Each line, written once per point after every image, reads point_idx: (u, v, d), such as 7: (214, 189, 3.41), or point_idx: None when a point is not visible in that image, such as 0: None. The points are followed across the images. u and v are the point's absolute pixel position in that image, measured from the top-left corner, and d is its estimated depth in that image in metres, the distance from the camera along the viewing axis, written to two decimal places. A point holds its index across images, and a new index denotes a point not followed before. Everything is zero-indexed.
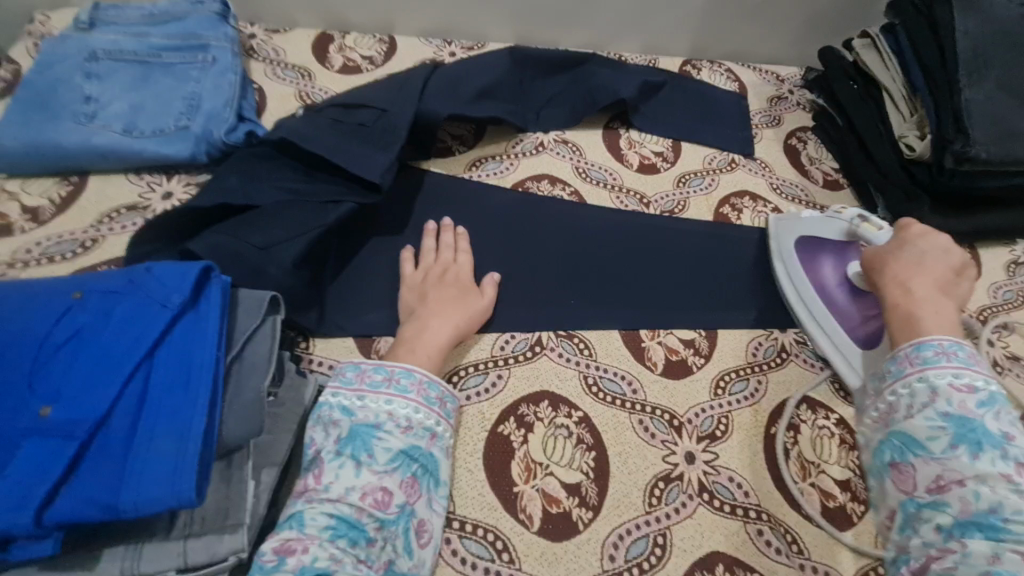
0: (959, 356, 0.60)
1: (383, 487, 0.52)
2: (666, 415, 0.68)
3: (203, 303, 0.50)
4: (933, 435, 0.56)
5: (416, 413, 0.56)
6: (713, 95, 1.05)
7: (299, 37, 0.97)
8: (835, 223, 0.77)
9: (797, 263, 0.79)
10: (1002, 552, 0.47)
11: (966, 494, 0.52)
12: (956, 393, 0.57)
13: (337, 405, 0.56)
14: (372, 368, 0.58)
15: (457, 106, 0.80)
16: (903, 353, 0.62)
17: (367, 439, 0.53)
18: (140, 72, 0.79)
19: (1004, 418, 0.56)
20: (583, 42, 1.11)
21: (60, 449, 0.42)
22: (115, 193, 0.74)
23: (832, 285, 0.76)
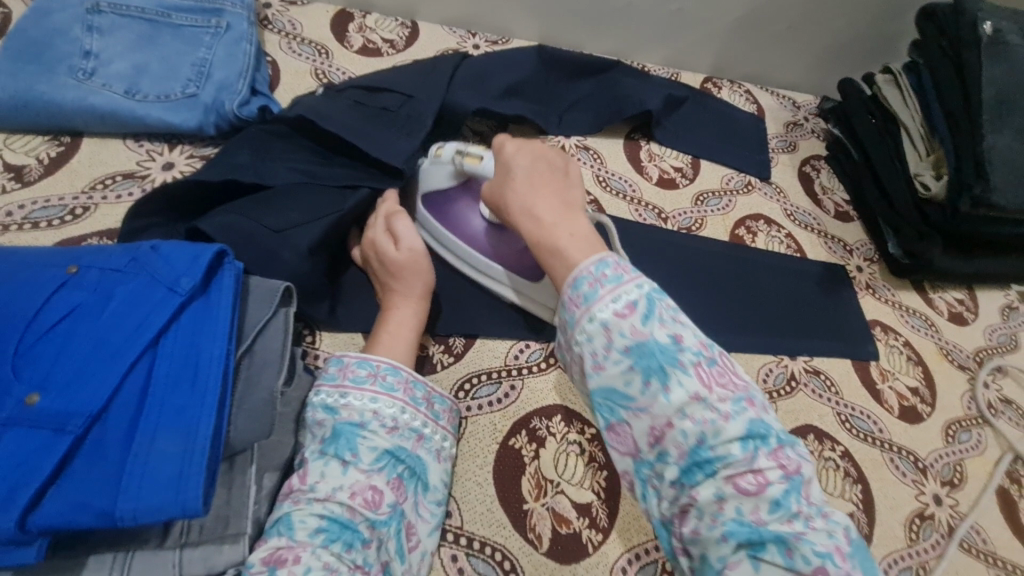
0: (611, 273, 0.51)
1: (372, 486, 0.47)
2: None
3: (215, 290, 0.46)
4: (628, 378, 0.48)
5: (402, 413, 0.51)
6: (732, 115, 1.05)
7: (317, 12, 0.92)
8: (440, 170, 0.67)
9: (440, 229, 0.69)
10: (723, 492, 0.45)
11: (682, 434, 0.46)
12: (622, 320, 0.49)
13: (321, 403, 0.51)
14: (355, 361, 0.52)
15: (485, 100, 0.77)
16: (565, 297, 0.51)
17: (352, 437, 0.48)
18: (147, 31, 0.73)
19: (668, 318, 0.50)
20: (607, 49, 1.09)
21: (50, 445, 0.37)
22: (111, 159, 0.68)
23: (480, 232, 0.67)
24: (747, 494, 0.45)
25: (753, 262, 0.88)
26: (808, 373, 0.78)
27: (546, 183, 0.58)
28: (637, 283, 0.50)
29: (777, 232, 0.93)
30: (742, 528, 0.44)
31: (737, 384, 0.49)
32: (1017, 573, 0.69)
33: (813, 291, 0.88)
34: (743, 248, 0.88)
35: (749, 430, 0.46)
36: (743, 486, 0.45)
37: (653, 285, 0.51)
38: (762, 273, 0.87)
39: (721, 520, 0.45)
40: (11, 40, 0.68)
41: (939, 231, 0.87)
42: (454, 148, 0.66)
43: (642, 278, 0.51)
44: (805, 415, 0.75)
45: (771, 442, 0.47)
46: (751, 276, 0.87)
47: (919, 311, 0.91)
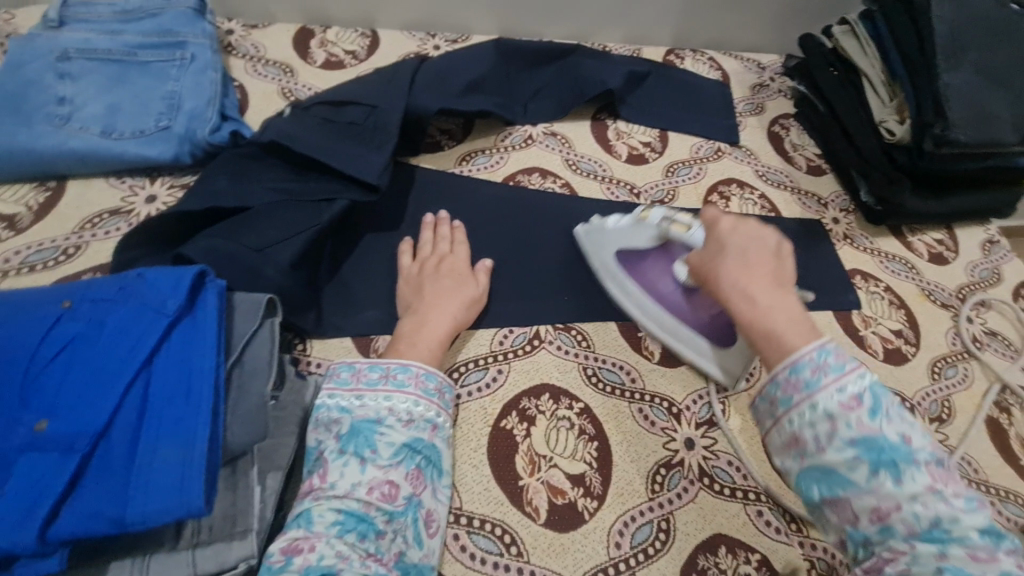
0: (830, 362, 0.51)
1: (388, 480, 0.52)
2: (665, 402, 0.70)
3: (200, 308, 0.50)
4: (852, 465, 0.48)
5: (412, 405, 0.56)
6: (695, 85, 1.07)
7: (278, 33, 0.95)
8: (643, 231, 0.74)
9: (624, 277, 0.75)
10: (948, 550, 0.44)
11: (914, 515, 0.46)
12: (849, 412, 0.49)
13: (333, 404, 0.55)
14: (367, 366, 0.58)
15: (446, 99, 0.79)
16: (779, 376, 0.52)
17: (370, 435, 0.53)
18: (116, 72, 0.76)
19: (895, 414, 0.50)
20: (567, 34, 1.11)
21: (61, 464, 0.40)
22: (96, 198, 0.71)
23: (670, 292, 0.73)
24: (978, 562, 0.44)
25: None
26: None
27: (760, 267, 0.58)
28: (858, 374, 0.50)
29: (750, 194, 0.95)
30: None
31: (962, 483, 0.48)
32: (1009, 498, 0.71)
33: (791, 249, 0.89)
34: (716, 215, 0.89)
35: (985, 523, 0.46)
36: (975, 555, 0.44)
37: (875, 378, 0.51)
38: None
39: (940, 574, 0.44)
40: None
41: (908, 174, 0.88)
42: (663, 215, 0.73)
43: (862, 368, 0.51)
44: None
45: (1002, 538, 0.46)
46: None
47: (899, 256, 0.92)
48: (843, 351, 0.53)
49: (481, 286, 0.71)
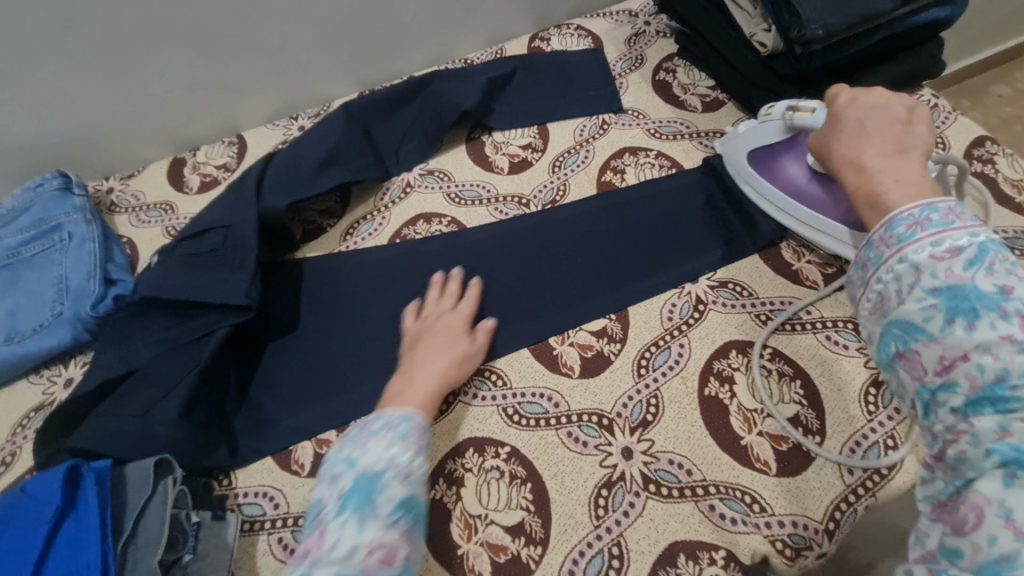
0: (936, 219, 0.40)
1: (389, 541, 0.51)
2: (594, 417, 0.66)
3: (81, 502, 0.52)
4: (928, 315, 0.37)
5: (397, 450, 0.57)
6: (566, 59, 1.00)
7: (154, 174, 0.98)
8: (773, 126, 0.76)
9: (761, 178, 0.79)
10: (1011, 424, 0.33)
11: (978, 367, 0.35)
12: (937, 261, 0.38)
13: (339, 459, 0.57)
14: (373, 419, 0.60)
15: (296, 193, 0.80)
16: (875, 236, 0.43)
17: (377, 488, 0.54)
18: (8, 276, 0.81)
19: (1004, 269, 0.37)
20: (427, 62, 1.08)
21: None
22: (22, 399, 0.76)
23: (801, 183, 0.75)
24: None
25: (631, 201, 0.84)
26: (713, 290, 0.74)
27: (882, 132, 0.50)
28: (971, 230, 0.39)
29: (646, 157, 0.89)
30: (1019, 453, 0.33)
31: None
32: None
33: (700, 203, 0.83)
34: (612, 194, 0.85)
35: None
36: None
37: (995, 237, 0.39)
38: (642, 207, 0.84)
39: (983, 441, 0.34)
40: None
41: (794, 82, 0.81)
42: (788, 105, 0.73)
43: (981, 227, 0.39)
44: (722, 335, 0.71)
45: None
46: (630, 216, 0.83)
47: None
48: (959, 208, 0.41)
49: (476, 347, 0.71)
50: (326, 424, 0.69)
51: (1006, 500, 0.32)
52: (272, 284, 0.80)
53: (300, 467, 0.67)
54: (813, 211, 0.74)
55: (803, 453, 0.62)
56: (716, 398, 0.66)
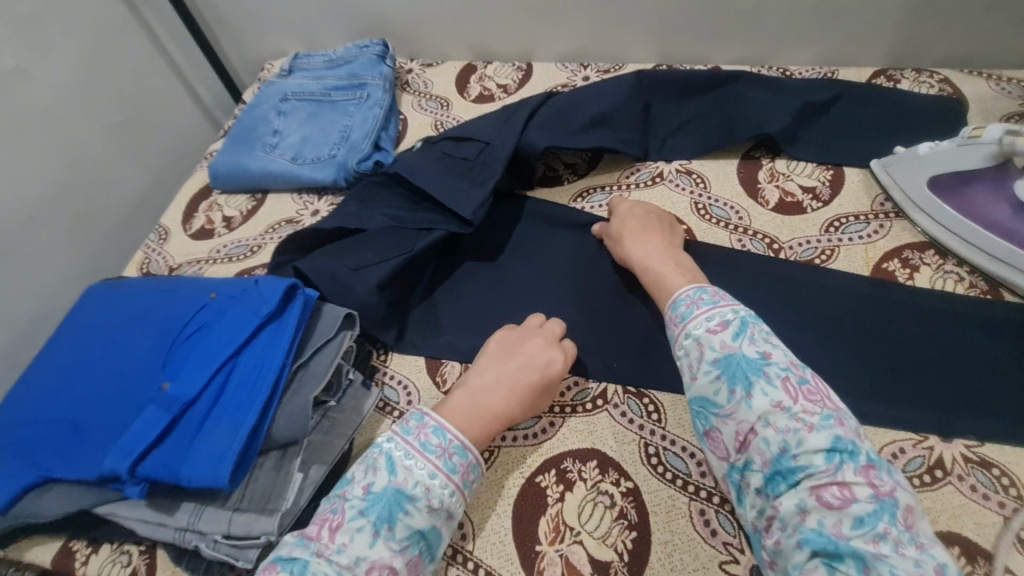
0: (706, 299, 0.57)
1: (392, 565, 0.49)
2: (738, 512, 0.57)
3: (286, 315, 0.61)
4: (717, 388, 0.52)
5: (434, 479, 0.53)
6: (913, 106, 0.82)
7: (446, 69, 1.06)
8: (976, 150, 0.67)
9: (949, 206, 0.69)
10: (805, 504, 0.46)
11: (765, 443, 0.48)
12: (714, 335, 0.54)
13: (385, 452, 0.54)
14: (431, 427, 0.55)
15: (557, 137, 0.79)
16: (670, 315, 0.59)
17: (394, 509, 0.51)
18: (315, 110, 0.96)
19: (760, 338, 0.53)
20: (741, 57, 0.97)
21: (160, 417, 0.54)
22: (281, 208, 0.91)
23: (1006, 217, 0.66)
24: (830, 508, 0.45)
25: (910, 306, 0.67)
26: (966, 462, 0.57)
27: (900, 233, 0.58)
28: (732, 307, 0.56)
29: (955, 267, 0.70)
30: (824, 540, 0.44)
31: (828, 403, 0.50)
32: None
33: (1003, 353, 0.63)
34: (890, 288, 0.68)
35: (836, 444, 0.47)
36: (828, 503, 0.45)
37: (750, 311, 0.55)
38: (922, 321, 0.66)
39: (800, 529, 0.45)
40: (234, 129, 0.97)
41: None
42: (1006, 129, 0.64)
43: (738, 304, 0.56)
44: (951, 522, 0.54)
45: (859, 460, 0.46)
46: (899, 322, 0.66)
47: None
48: (721, 291, 0.59)
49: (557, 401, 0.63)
50: None
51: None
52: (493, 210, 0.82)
53: (442, 381, 0.70)
54: (1023, 248, 0.65)
55: None
56: None
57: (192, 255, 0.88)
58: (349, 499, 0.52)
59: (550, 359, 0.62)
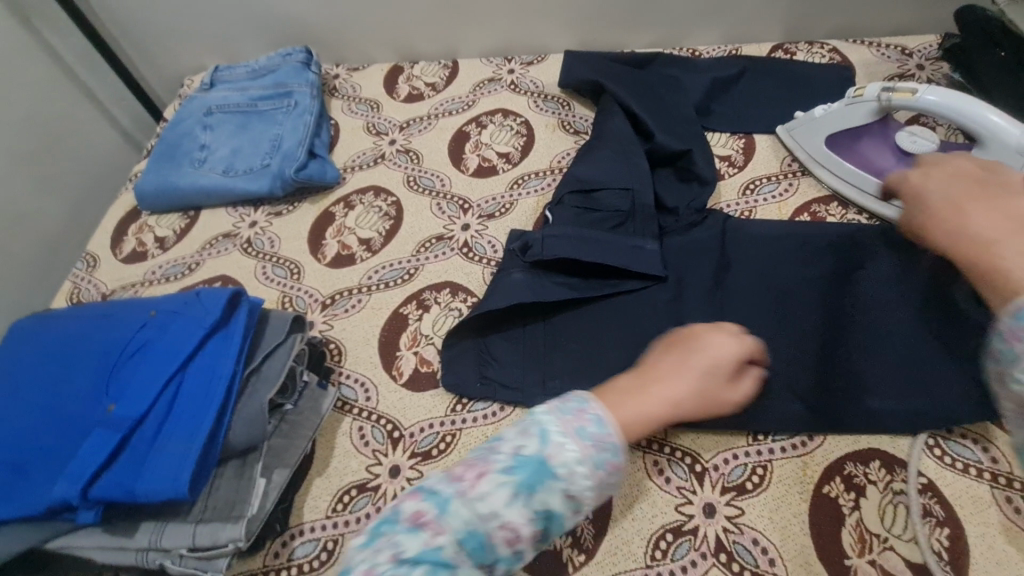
0: (583, 421, 0.42)
1: (519, 529, 0.39)
2: (687, 458, 0.61)
3: (232, 323, 0.61)
4: (477, 507, 0.38)
5: (583, 466, 0.40)
6: (808, 74, 0.90)
7: (374, 73, 1.07)
8: (860, 108, 0.74)
9: (843, 160, 0.77)
10: None
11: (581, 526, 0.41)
12: (550, 423, 0.41)
13: (540, 421, 0.41)
14: (595, 415, 0.42)
15: None
16: (571, 403, 0.43)
17: (541, 478, 0.39)
18: (242, 121, 0.95)
19: (576, 445, 0.40)
20: (653, 42, 1.03)
21: (108, 438, 0.53)
22: (217, 223, 0.89)
23: (891, 167, 0.74)
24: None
25: (828, 241, 0.70)
26: None
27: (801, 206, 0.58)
28: (566, 433, 0.41)
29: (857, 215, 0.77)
30: None
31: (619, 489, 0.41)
32: None
33: None
34: (806, 227, 0.72)
35: None
36: None
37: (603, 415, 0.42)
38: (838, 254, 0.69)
39: None
40: (159, 147, 0.94)
41: None
42: (882, 86, 0.71)
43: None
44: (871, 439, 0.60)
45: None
46: (815, 257, 0.70)
47: None
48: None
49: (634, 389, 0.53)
50: (434, 348, 0.73)
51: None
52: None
53: (398, 373, 0.71)
54: None
55: None
56: (833, 501, 0.57)
57: (126, 280, 0.85)
58: (494, 452, 0.40)
59: (731, 352, 0.50)
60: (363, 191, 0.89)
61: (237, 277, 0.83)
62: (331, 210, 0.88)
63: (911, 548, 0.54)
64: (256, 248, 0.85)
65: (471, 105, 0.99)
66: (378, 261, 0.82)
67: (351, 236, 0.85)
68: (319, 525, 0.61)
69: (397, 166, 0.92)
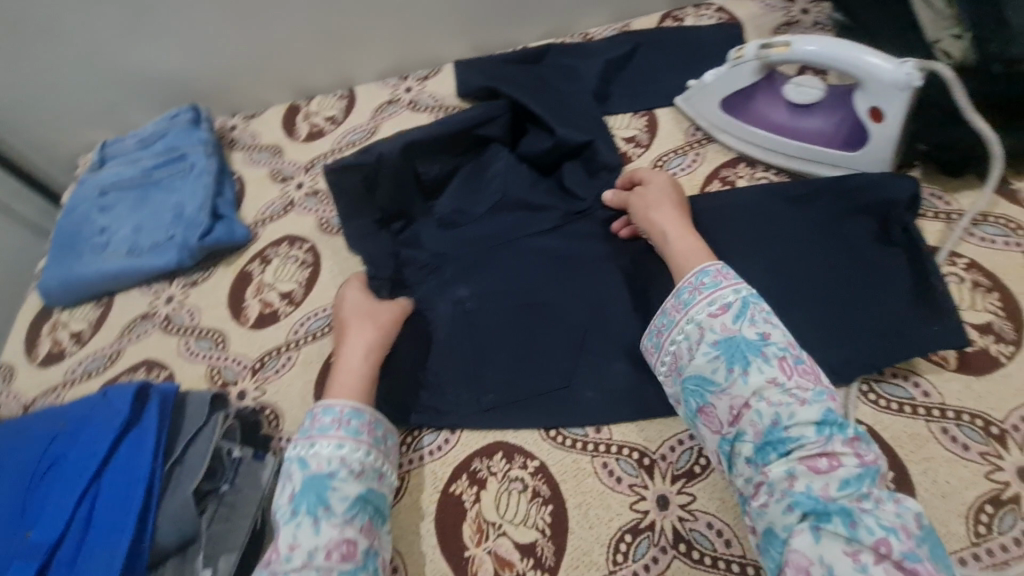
0: (352, 424, 0.59)
1: (346, 538, 0.53)
2: (635, 453, 0.61)
3: (145, 419, 0.58)
4: (715, 366, 0.54)
5: (344, 448, 0.57)
6: (698, 38, 0.90)
7: (271, 117, 1.04)
8: (744, 69, 0.73)
9: (740, 122, 0.77)
10: (794, 469, 0.49)
11: (758, 416, 0.51)
12: (715, 319, 0.56)
13: (294, 458, 0.58)
14: (321, 411, 0.60)
15: (401, 134, 0.77)
16: (314, 413, 0.60)
17: (321, 491, 0.54)
18: (139, 194, 0.91)
19: (761, 318, 0.55)
20: (545, 33, 1.02)
21: (26, 568, 0.51)
22: (132, 306, 0.86)
23: (785, 120, 0.74)
24: (819, 473, 0.48)
25: (738, 206, 0.70)
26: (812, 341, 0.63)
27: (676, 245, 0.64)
28: (733, 288, 0.57)
29: (765, 172, 0.77)
30: (815, 504, 0.47)
31: (819, 381, 0.53)
32: None
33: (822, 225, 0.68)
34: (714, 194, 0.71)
35: (825, 416, 0.50)
36: (816, 467, 0.49)
37: (751, 291, 0.57)
38: (749, 217, 0.69)
39: (790, 494, 0.48)
40: (56, 237, 0.90)
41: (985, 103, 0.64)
42: (759, 44, 0.71)
43: (739, 283, 0.57)
44: None
45: (847, 432, 0.50)
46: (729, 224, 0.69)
47: (996, 213, 0.67)
48: (726, 269, 0.59)
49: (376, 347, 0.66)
50: None
51: (824, 557, 0.45)
52: None
53: None
54: (806, 142, 0.73)
55: None
56: None
57: (46, 384, 0.81)
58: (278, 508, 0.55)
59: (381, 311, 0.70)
60: (277, 244, 0.87)
61: (161, 359, 0.79)
62: (248, 269, 0.85)
63: None
64: (177, 324, 0.82)
65: (373, 132, 0.96)
66: (302, 313, 0.79)
67: (271, 292, 0.82)
68: None
69: (308, 210, 0.89)
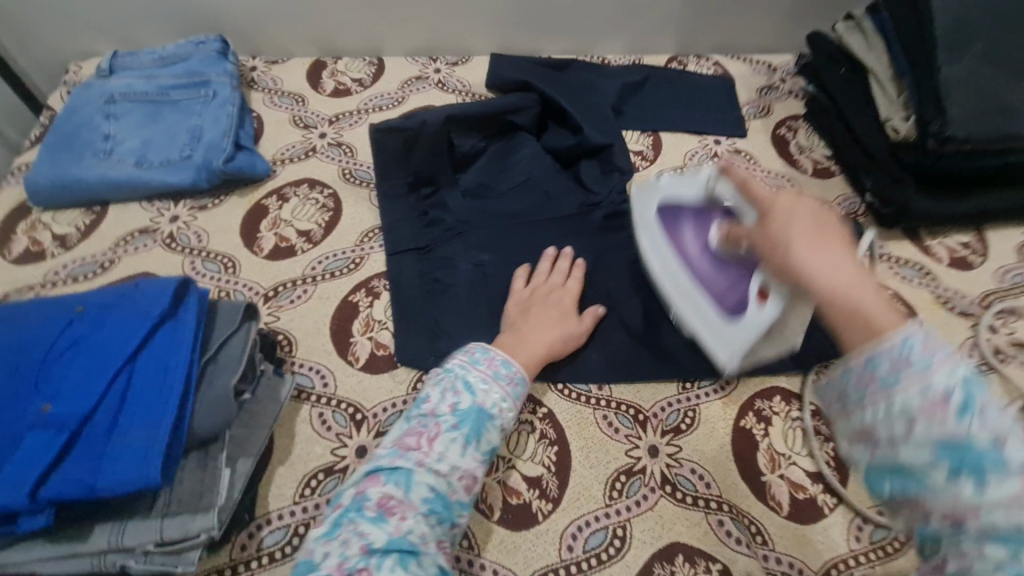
0: (501, 370, 0.63)
1: (474, 473, 0.57)
2: (631, 409, 0.70)
3: (182, 312, 0.58)
4: (929, 459, 0.35)
5: (506, 403, 0.61)
6: (698, 82, 1.06)
7: (295, 66, 1.05)
8: (693, 182, 0.75)
9: (663, 237, 0.76)
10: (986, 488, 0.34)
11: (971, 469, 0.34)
12: (914, 386, 0.37)
13: (462, 376, 0.62)
14: (500, 359, 0.64)
15: (446, 108, 0.87)
16: (491, 354, 0.64)
17: (481, 422, 0.59)
18: (152, 110, 0.88)
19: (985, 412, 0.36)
20: (567, 49, 1.13)
21: (53, 439, 0.49)
22: (130, 219, 0.82)
23: (695, 252, 0.73)
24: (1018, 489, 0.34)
25: None
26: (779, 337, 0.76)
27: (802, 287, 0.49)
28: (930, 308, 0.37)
29: None
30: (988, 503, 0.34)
31: None
32: None
33: None
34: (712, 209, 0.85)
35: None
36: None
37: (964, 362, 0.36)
38: None
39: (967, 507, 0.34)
40: (50, 136, 0.84)
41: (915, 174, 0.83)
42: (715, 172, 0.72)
43: (944, 338, 0.37)
44: (774, 378, 0.73)
45: None
46: None
47: (913, 261, 0.86)
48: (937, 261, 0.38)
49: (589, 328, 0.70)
50: (389, 333, 0.74)
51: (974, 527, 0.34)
52: (388, 187, 0.86)
53: (354, 358, 0.72)
54: (696, 283, 0.72)
55: (818, 507, 0.64)
56: (749, 432, 0.69)
57: (22, 282, 0.76)
58: (438, 418, 0.58)
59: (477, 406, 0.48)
60: (297, 184, 0.88)
61: (162, 274, 0.77)
62: (264, 203, 0.86)
63: (808, 460, 0.67)
64: (182, 243, 0.81)
65: (401, 101, 1.01)
66: (320, 252, 0.81)
67: (288, 228, 0.83)
68: (287, 512, 0.61)
69: (331, 159, 0.92)
